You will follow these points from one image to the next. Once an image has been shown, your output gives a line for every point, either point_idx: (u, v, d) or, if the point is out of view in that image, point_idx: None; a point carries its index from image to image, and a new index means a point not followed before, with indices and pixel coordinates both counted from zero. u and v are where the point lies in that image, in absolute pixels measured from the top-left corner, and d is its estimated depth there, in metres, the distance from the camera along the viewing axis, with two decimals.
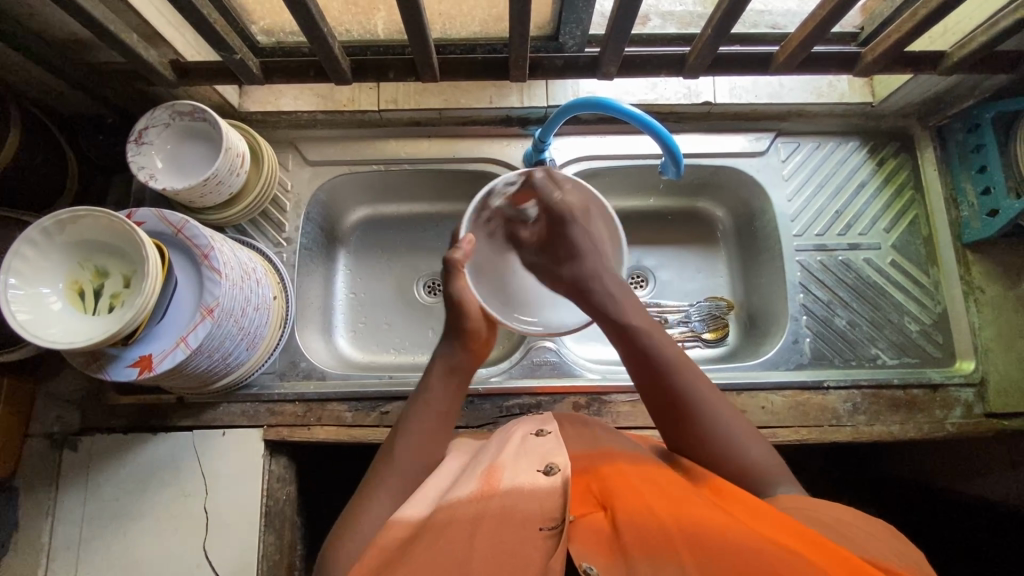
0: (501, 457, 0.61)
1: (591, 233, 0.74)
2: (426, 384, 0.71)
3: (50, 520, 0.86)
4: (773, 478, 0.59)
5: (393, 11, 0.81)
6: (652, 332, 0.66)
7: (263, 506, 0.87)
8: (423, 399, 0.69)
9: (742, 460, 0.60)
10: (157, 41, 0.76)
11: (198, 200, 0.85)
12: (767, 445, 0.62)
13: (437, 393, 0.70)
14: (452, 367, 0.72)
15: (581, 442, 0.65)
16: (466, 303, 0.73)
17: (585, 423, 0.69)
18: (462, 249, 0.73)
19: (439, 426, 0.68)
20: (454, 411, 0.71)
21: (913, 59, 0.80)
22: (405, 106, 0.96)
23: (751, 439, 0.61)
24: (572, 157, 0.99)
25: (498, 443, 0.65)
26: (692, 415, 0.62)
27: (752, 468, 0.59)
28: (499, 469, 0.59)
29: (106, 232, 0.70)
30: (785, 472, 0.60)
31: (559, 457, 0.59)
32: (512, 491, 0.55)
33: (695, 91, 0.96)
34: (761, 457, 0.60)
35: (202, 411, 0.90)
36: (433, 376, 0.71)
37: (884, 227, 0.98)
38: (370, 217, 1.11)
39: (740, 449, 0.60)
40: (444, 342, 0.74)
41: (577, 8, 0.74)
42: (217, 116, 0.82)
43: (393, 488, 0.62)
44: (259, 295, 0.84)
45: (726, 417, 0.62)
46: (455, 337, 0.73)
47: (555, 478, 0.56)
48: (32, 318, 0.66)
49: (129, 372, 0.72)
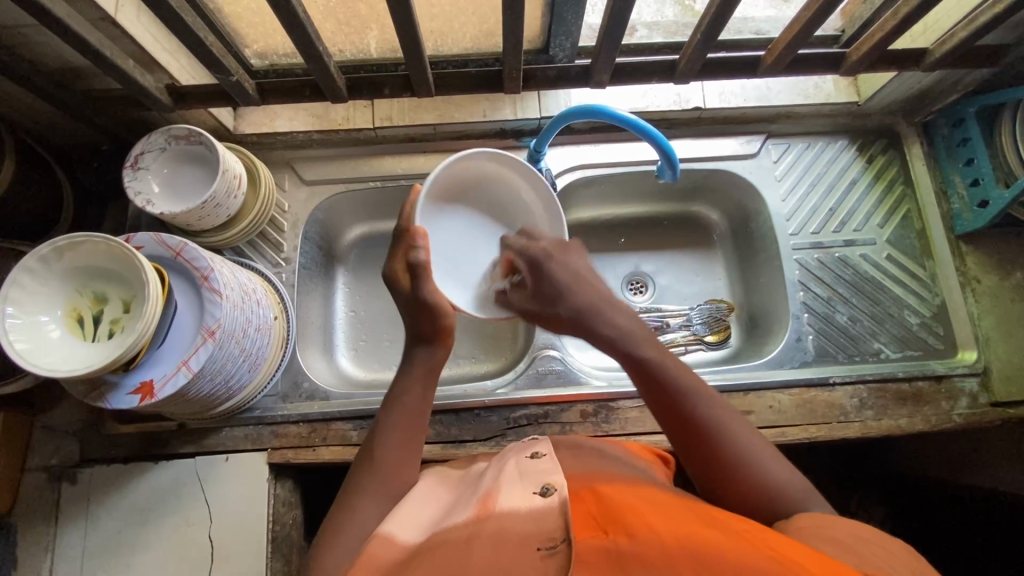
0: (495, 483, 0.59)
1: (575, 269, 0.71)
2: (403, 385, 0.68)
3: (50, 557, 0.84)
4: (800, 500, 0.57)
5: (386, 31, 0.83)
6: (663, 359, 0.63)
7: (269, 532, 0.85)
8: (403, 400, 0.66)
9: (770, 485, 0.57)
10: (152, 67, 0.77)
11: (196, 223, 0.84)
12: (791, 463, 0.60)
13: (417, 397, 0.67)
14: (431, 368, 0.69)
15: (575, 466, 0.63)
16: (440, 305, 0.69)
17: (580, 450, 0.68)
18: (423, 248, 0.69)
19: (417, 430, 0.66)
20: (428, 411, 0.68)
21: (896, 57, 0.82)
22: (399, 122, 0.97)
23: (777, 461, 0.59)
24: (567, 167, 1.00)
25: (495, 470, 0.64)
26: (713, 445, 0.59)
27: (778, 493, 0.57)
28: (495, 494, 0.57)
29: (105, 257, 0.70)
30: (810, 489, 0.58)
31: (556, 477, 0.57)
32: (510, 513, 0.53)
33: (684, 98, 0.97)
34: (789, 481, 0.58)
35: (203, 437, 0.88)
36: (412, 377, 0.68)
37: (877, 223, 1.00)
38: (367, 235, 1.11)
39: (765, 472, 0.58)
40: (422, 342, 0.70)
41: (567, 20, 0.76)
42: (213, 139, 0.82)
43: (378, 489, 0.61)
44: (260, 315, 0.83)
45: (745, 439, 0.60)
46: (433, 336, 0.69)
47: (553, 499, 0.53)
48: (29, 346, 0.65)
49: (130, 399, 0.70)
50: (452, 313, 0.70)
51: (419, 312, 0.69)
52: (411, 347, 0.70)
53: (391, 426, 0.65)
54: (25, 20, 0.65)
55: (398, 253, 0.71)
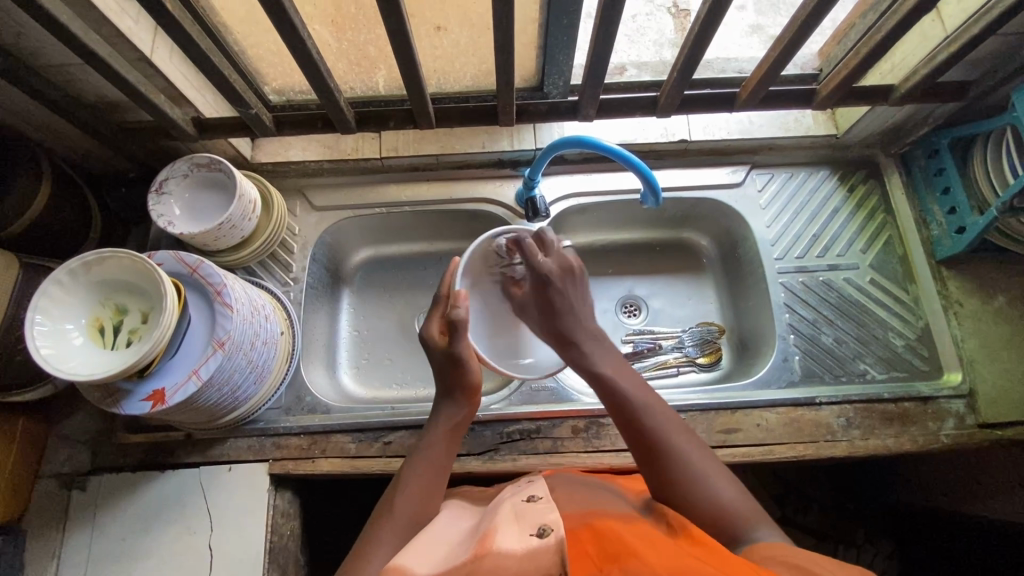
0: (493, 524, 0.60)
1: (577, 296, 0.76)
2: (428, 441, 0.74)
3: (55, 562, 0.87)
4: (749, 522, 0.60)
5: (393, 70, 0.91)
6: (621, 379, 0.71)
7: (268, 542, 0.87)
8: (426, 454, 0.72)
9: (719, 506, 0.61)
10: (180, 101, 0.85)
11: (212, 243, 0.91)
12: (741, 485, 0.64)
13: (439, 449, 0.73)
14: (456, 425, 0.75)
15: (575, 505, 0.67)
16: (469, 358, 0.75)
17: (574, 490, 0.72)
18: (462, 307, 0.74)
19: (435, 481, 0.71)
20: (451, 468, 0.74)
21: (865, 92, 0.88)
22: (405, 153, 1.04)
23: (727, 483, 0.63)
24: (560, 195, 1.06)
25: (494, 512, 0.64)
26: (664, 453, 0.65)
27: (724, 512, 0.61)
28: (492, 533, 0.57)
29: (128, 272, 0.76)
30: (762, 516, 0.61)
31: (551, 517, 0.57)
32: (504, 552, 0.53)
33: (670, 131, 1.04)
34: (737, 502, 0.61)
35: (209, 448, 0.92)
36: (438, 433, 0.74)
37: (860, 248, 1.03)
38: (372, 258, 1.16)
39: (715, 493, 0.62)
40: (449, 400, 0.76)
41: (558, 61, 0.83)
42: (232, 167, 0.90)
43: (395, 536, 0.64)
44: (268, 330, 0.88)
45: (696, 457, 0.65)
46: (459, 394, 0.76)
47: (549, 538, 0.53)
48: (54, 351, 0.70)
49: (142, 405, 0.75)
50: (479, 367, 0.77)
51: (452, 365, 0.75)
52: (438, 402, 0.77)
53: (414, 475, 0.71)
54: (72, 59, 0.74)
55: (433, 316, 0.80)
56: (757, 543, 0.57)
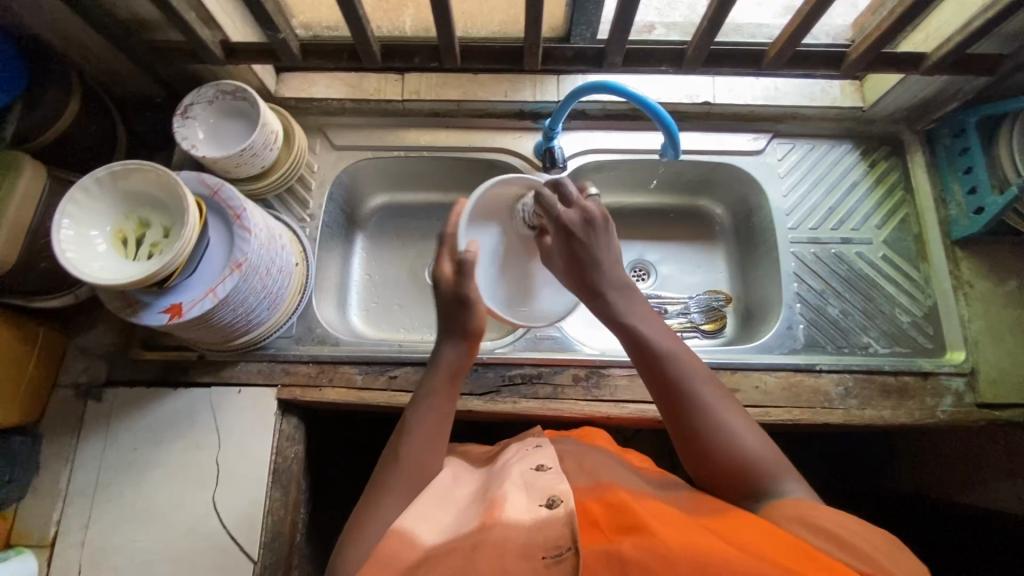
0: (499, 489, 0.58)
1: (602, 238, 0.71)
2: (428, 389, 0.71)
3: (69, 466, 0.91)
4: (776, 471, 0.61)
5: (421, 9, 0.91)
6: (656, 333, 0.69)
7: (272, 463, 0.90)
8: (427, 403, 0.69)
9: (744, 458, 0.61)
10: (210, 23, 0.85)
11: (233, 170, 0.92)
12: (770, 439, 0.64)
13: (441, 399, 0.70)
14: (456, 369, 0.72)
15: (584, 476, 0.63)
16: (472, 303, 0.73)
17: (584, 457, 0.68)
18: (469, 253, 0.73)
19: (442, 429, 0.69)
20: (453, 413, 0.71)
21: (895, 59, 0.87)
22: (426, 97, 1.04)
23: (751, 433, 0.63)
24: (580, 150, 1.06)
25: (499, 476, 0.63)
26: (691, 406, 0.64)
27: (757, 463, 0.61)
28: (500, 501, 0.56)
29: (152, 186, 0.78)
30: (786, 464, 0.62)
31: (562, 488, 0.56)
32: (514, 525, 0.52)
33: (695, 93, 1.03)
34: (766, 454, 0.62)
35: (221, 369, 0.95)
36: (437, 379, 0.71)
37: (875, 224, 1.03)
38: (388, 204, 1.18)
39: (746, 444, 0.62)
40: (449, 343, 0.74)
41: (587, 9, 0.83)
42: (255, 95, 0.90)
43: (401, 490, 0.62)
44: (283, 259, 0.89)
45: (723, 409, 0.64)
46: (459, 336, 0.73)
47: (559, 509, 0.53)
48: (77, 254, 0.73)
49: (160, 318, 0.77)
50: (484, 313, 0.74)
51: (456, 310, 0.73)
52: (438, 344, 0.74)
53: (420, 426, 0.68)
54: None
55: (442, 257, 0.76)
56: (786, 501, 0.57)
